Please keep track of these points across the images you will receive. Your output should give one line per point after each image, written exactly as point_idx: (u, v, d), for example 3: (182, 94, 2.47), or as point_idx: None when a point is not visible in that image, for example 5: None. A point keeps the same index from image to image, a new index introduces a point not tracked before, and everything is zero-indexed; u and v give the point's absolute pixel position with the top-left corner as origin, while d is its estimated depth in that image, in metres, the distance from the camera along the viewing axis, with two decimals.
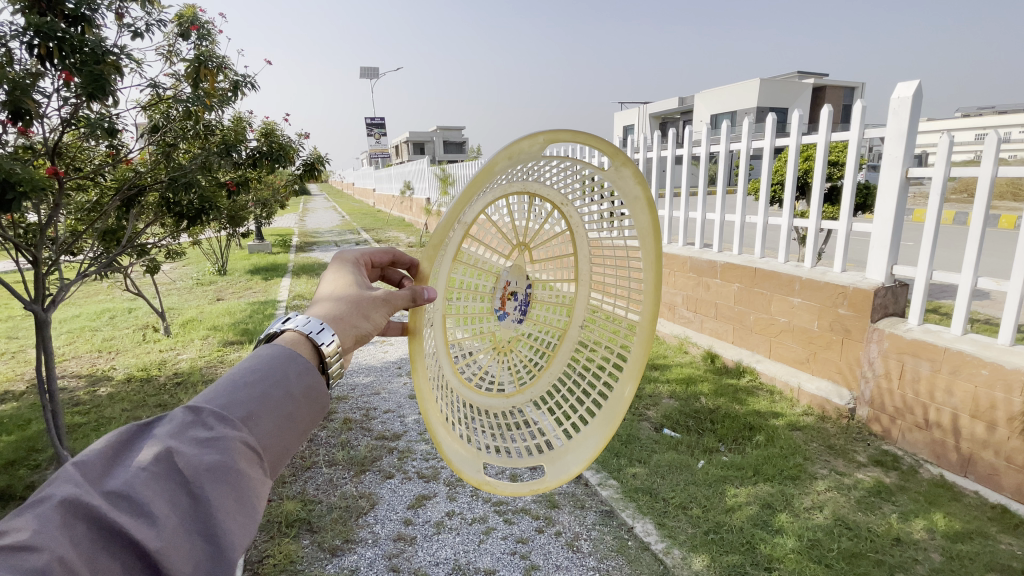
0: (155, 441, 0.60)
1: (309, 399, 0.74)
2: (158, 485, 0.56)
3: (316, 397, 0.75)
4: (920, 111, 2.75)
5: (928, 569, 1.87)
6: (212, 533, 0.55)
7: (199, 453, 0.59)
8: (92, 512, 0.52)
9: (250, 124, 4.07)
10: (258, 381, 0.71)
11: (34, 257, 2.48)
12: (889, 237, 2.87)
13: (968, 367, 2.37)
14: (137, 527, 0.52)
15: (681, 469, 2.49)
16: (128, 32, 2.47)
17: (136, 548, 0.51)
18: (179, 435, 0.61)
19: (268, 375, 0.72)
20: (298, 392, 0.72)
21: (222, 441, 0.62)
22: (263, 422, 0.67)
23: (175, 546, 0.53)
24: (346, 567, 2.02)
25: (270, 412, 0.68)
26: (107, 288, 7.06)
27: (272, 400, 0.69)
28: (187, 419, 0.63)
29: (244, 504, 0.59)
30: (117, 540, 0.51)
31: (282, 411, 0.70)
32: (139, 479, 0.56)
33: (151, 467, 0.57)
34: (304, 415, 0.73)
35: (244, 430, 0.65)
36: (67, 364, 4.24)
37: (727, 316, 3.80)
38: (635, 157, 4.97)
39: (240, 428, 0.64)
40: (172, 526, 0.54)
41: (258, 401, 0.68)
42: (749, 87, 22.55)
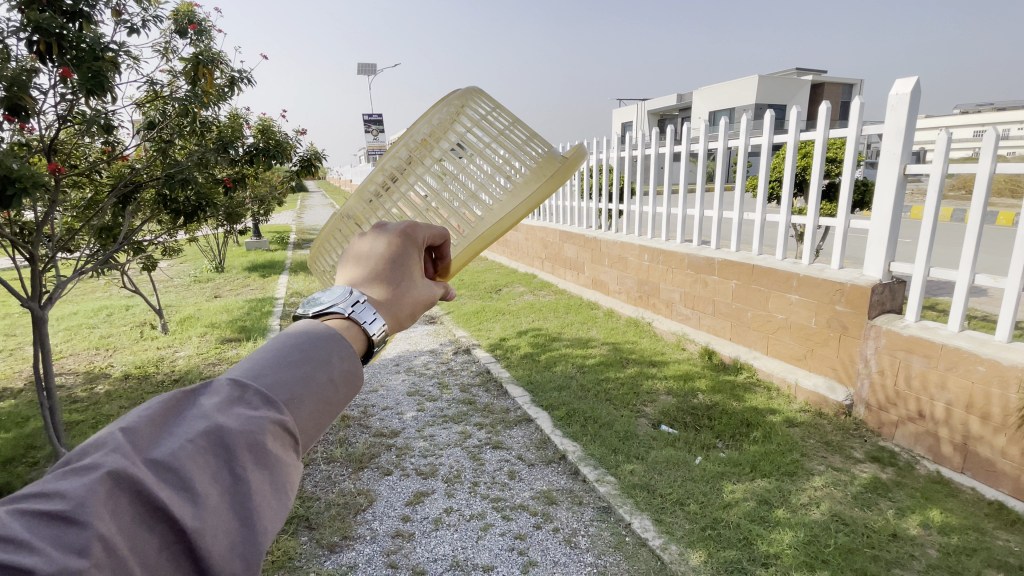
0: (203, 412, 0.53)
1: (352, 386, 0.61)
2: (203, 461, 0.49)
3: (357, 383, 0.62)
4: (919, 108, 2.74)
5: (924, 565, 1.88)
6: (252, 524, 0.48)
7: (247, 431, 0.51)
8: (135, 485, 0.45)
9: (247, 120, 4.05)
10: (306, 355, 0.60)
11: (30, 254, 2.48)
12: (887, 233, 2.87)
13: (965, 363, 2.38)
14: (178, 507, 0.45)
15: (678, 465, 2.50)
16: (124, 28, 2.45)
17: (174, 534, 0.44)
18: (224, 410, 0.53)
19: (319, 350, 0.61)
20: (342, 377, 0.60)
21: (268, 422, 0.53)
22: (311, 406, 0.57)
23: (215, 534, 0.46)
24: (345, 563, 2.03)
25: (318, 396, 0.58)
26: (104, 285, 7.04)
27: (316, 384, 0.57)
28: (233, 393, 0.55)
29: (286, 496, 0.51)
30: (155, 519, 0.45)
31: (326, 397, 0.58)
32: (184, 453, 0.49)
33: (196, 441, 0.50)
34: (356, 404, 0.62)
35: (292, 410, 0.55)
36: (65, 361, 4.24)
37: (724, 313, 3.80)
38: (633, 153, 4.96)
39: (289, 408, 0.55)
40: (213, 513, 0.47)
41: (305, 378, 0.58)
42: (747, 84, 22.53)
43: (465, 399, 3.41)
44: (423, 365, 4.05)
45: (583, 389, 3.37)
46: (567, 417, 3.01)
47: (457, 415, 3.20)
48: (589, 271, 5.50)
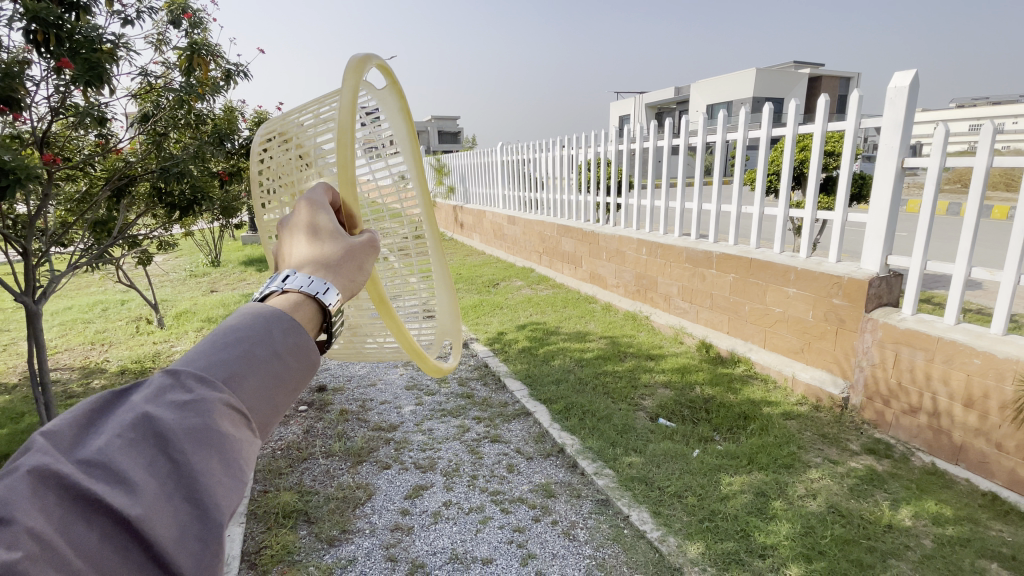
0: (131, 407, 0.53)
1: (306, 355, 0.63)
2: (135, 452, 0.50)
3: (313, 353, 0.64)
4: (918, 101, 2.74)
5: (919, 555, 1.90)
6: (199, 499, 0.49)
7: (179, 415, 0.52)
8: (63, 481, 0.46)
9: (243, 112, 4.01)
10: (237, 335, 0.60)
11: (23, 248, 2.46)
12: (884, 227, 2.88)
13: (961, 356, 2.40)
14: (113, 496, 0.46)
15: (676, 458, 2.51)
16: (118, 19, 2.42)
17: (113, 521, 0.45)
18: (156, 401, 0.53)
19: (253, 326, 0.62)
20: (291, 347, 0.62)
21: (200, 403, 0.53)
22: (250, 380, 0.57)
23: (157, 516, 0.46)
24: (344, 557, 2.03)
25: (257, 371, 0.58)
26: (99, 280, 6.99)
27: (259, 358, 0.59)
28: (165, 383, 0.55)
29: (233, 466, 0.52)
30: (93, 510, 0.45)
31: (272, 369, 0.59)
32: (113, 447, 0.49)
33: (126, 434, 0.51)
34: (304, 370, 0.63)
35: (227, 388, 0.56)
36: (60, 356, 4.21)
37: (722, 307, 3.81)
38: (631, 147, 4.94)
39: (224, 387, 0.56)
40: (152, 495, 0.47)
41: (239, 356, 0.58)
42: (744, 77, 22.46)
43: (464, 393, 3.41)
44: None
45: (581, 382, 3.37)
46: (566, 411, 3.02)
47: (456, 410, 3.20)
48: (587, 265, 5.50)
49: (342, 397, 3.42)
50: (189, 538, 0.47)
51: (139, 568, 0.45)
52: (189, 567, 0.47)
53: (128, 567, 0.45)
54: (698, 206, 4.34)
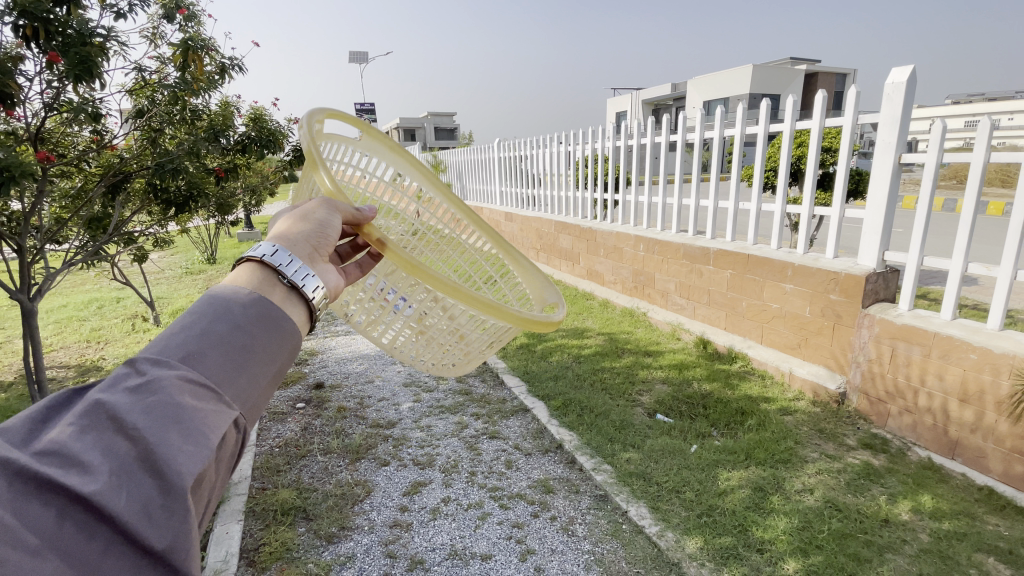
0: (87, 397, 0.57)
1: (262, 328, 0.67)
2: (91, 435, 0.53)
3: (269, 326, 0.68)
4: (915, 97, 2.75)
5: (915, 549, 1.91)
6: (158, 468, 0.52)
7: (134, 396, 0.56)
8: (13, 467, 0.48)
9: (238, 108, 3.97)
10: (195, 318, 0.65)
11: (18, 245, 2.43)
12: (881, 223, 2.89)
13: (957, 351, 2.41)
14: (69, 475, 0.49)
15: (674, 454, 2.51)
16: (111, 13, 2.39)
17: (70, 497, 0.48)
18: (112, 387, 0.57)
19: (213, 309, 0.66)
20: (244, 323, 0.66)
21: (155, 382, 0.57)
22: (206, 358, 0.61)
23: (114, 488, 0.49)
24: (343, 553, 2.03)
25: (214, 349, 0.62)
26: (94, 278, 6.94)
27: (214, 335, 0.63)
28: (123, 370, 0.59)
29: (192, 436, 0.55)
30: (47, 489, 0.48)
31: (229, 345, 0.63)
32: (67, 433, 0.52)
33: (80, 421, 0.54)
34: (266, 344, 0.67)
35: (184, 367, 0.59)
36: (55, 355, 4.18)
37: (719, 303, 3.81)
38: (629, 143, 4.93)
39: (180, 367, 0.59)
40: (109, 471, 0.50)
41: (195, 339, 0.63)
42: (741, 73, 22.46)
43: (462, 390, 3.41)
44: None
45: (579, 378, 3.38)
46: (564, 407, 3.02)
47: (454, 406, 3.20)
48: (584, 262, 5.50)
49: (340, 395, 3.41)
50: (152, 507, 0.50)
51: (101, 541, 0.48)
52: (153, 534, 0.50)
53: (90, 543, 0.47)
54: (695, 203, 4.34)
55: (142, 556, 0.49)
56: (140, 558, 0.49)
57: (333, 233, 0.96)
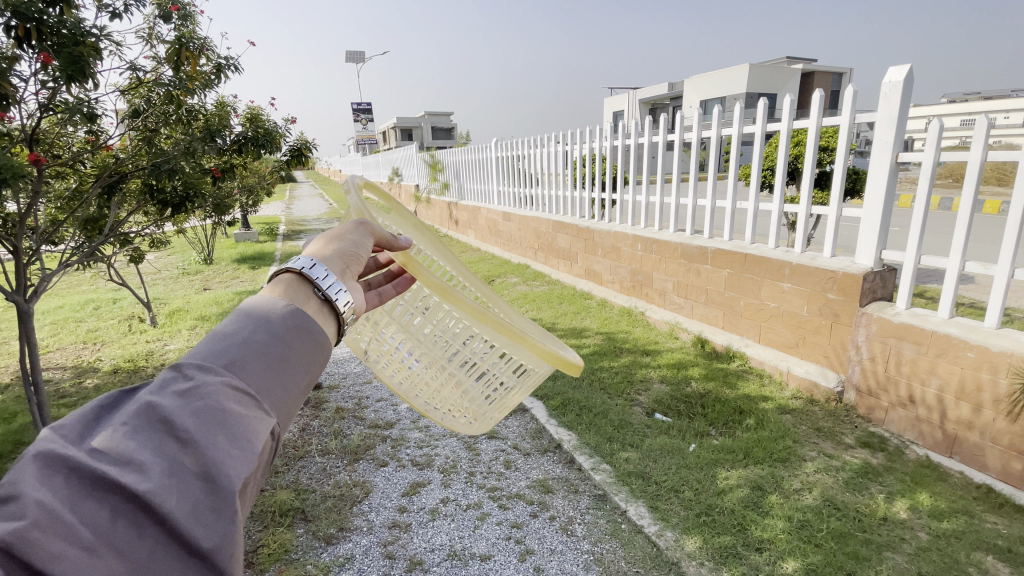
0: (136, 399, 0.56)
1: (301, 336, 0.67)
2: (142, 435, 0.52)
3: (308, 334, 0.68)
4: (912, 96, 2.75)
5: (914, 547, 1.92)
6: (207, 469, 0.51)
7: (183, 398, 0.55)
8: (69, 464, 0.49)
9: (234, 109, 3.96)
10: (238, 327, 0.65)
11: (13, 246, 2.42)
12: (878, 222, 2.90)
13: (954, 350, 2.42)
14: (122, 473, 0.48)
15: (672, 453, 2.52)
16: (106, 13, 2.38)
17: (123, 495, 0.47)
18: (160, 391, 0.56)
19: (254, 318, 0.66)
20: (284, 330, 0.66)
21: (203, 387, 0.56)
22: (250, 365, 0.61)
23: (166, 488, 0.49)
24: (341, 554, 2.03)
25: (257, 356, 0.62)
26: (90, 279, 6.91)
27: (256, 342, 0.63)
28: (170, 374, 0.59)
29: (238, 440, 0.54)
30: (100, 487, 0.48)
31: (271, 352, 0.63)
32: (119, 433, 0.52)
33: (131, 420, 0.53)
34: (305, 354, 0.67)
35: (229, 374, 0.59)
36: (52, 356, 4.17)
37: (717, 302, 3.82)
38: (626, 142, 4.93)
39: (224, 372, 0.59)
40: (161, 470, 0.50)
41: (239, 346, 0.62)
42: (738, 72, 22.47)
43: None
44: None
45: (578, 378, 3.38)
46: (562, 407, 3.02)
47: None
48: (582, 261, 5.50)
49: (338, 395, 3.41)
50: (200, 509, 0.49)
51: (151, 542, 0.47)
52: (201, 536, 0.48)
53: (141, 542, 0.46)
54: (693, 202, 4.34)
55: (190, 559, 0.48)
56: (188, 561, 0.48)
57: (364, 252, 0.92)
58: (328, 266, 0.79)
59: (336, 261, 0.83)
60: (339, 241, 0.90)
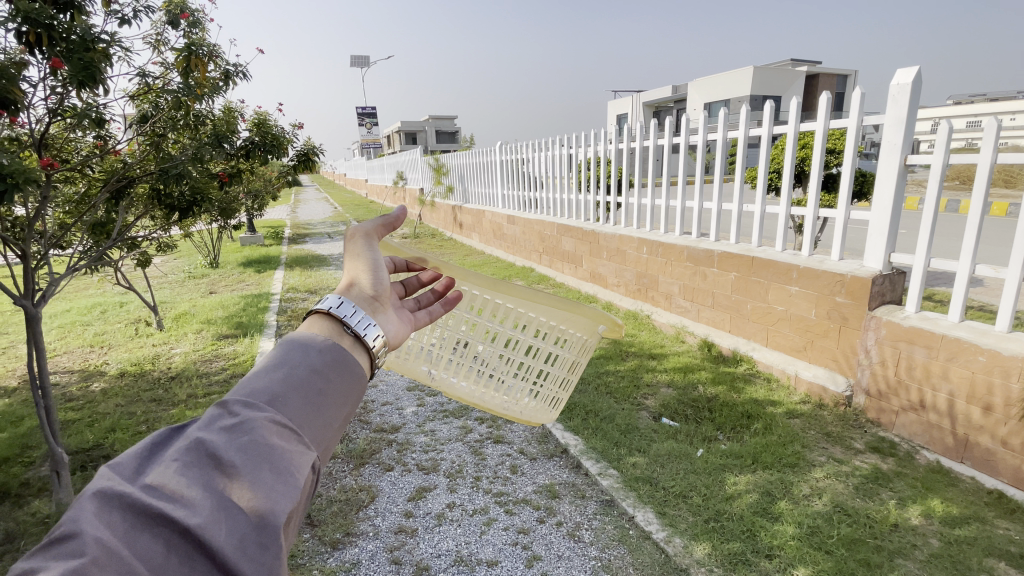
0: (186, 435, 0.60)
1: (337, 371, 0.70)
2: (192, 471, 0.55)
3: (343, 369, 0.71)
4: (920, 98, 2.73)
5: (926, 554, 1.89)
6: (254, 504, 0.54)
7: (231, 434, 0.59)
8: (125, 500, 0.51)
9: (242, 113, 3.97)
10: (279, 363, 0.68)
11: (22, 250, 2.42)
12: (887, 225, 2.87)
13: (965, 354, 2.39)
14: (175, 509, 0.51)
15: (680, 458, 2.50)
16: (116, 19, 2.39)
17: (175, 530, 0.50)
18: (208, 428, 0.60)
19: (293, 355, 0.70)
20: (322, 365, 0.69)
21: (248, 423, 0.60)
22: (292, 399, 0.64)
23: (216, 523, 0.51)
24: (348, 560, 2.02)
25: (298, 391, 0.65)
26: (97, 282, 6.96)
27: (297, 377, 0.67)
28: (216, 412, 0.62)
29: (282, 474, 0.57)
30: (154, 523, 0.50)
31: (310, 386, 0.67)
32: (171, 469, 0.55)
33: (182, 457, 0.56)
34: (341, 386, 0.70)
35: (272, 409, 0.62)
36: (59, 359, 4.19)
37: (723, 305, 3.80)
38: (631, 145, 4.92)
39: (268, 408, 0.62)
40: (210, 506, 0.52)
41: (280, 380, 0.66)
42: (743, 75, 22.43)
43: None
44: None
45: (583, 382, 3.36)
46: (568, 411, 3.01)
47: (458, 410, 3.19)
48: (587, 264, 5.48)
49: None
50: (247, 544, 0.51)
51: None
52: (249, 571, 0.50)
53: None
54: (699, 205, 4.33)
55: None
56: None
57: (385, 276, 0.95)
58: (354, 303, 0.84)
59: (362, 296, 0.88)
60: (357, 265, 0.93)
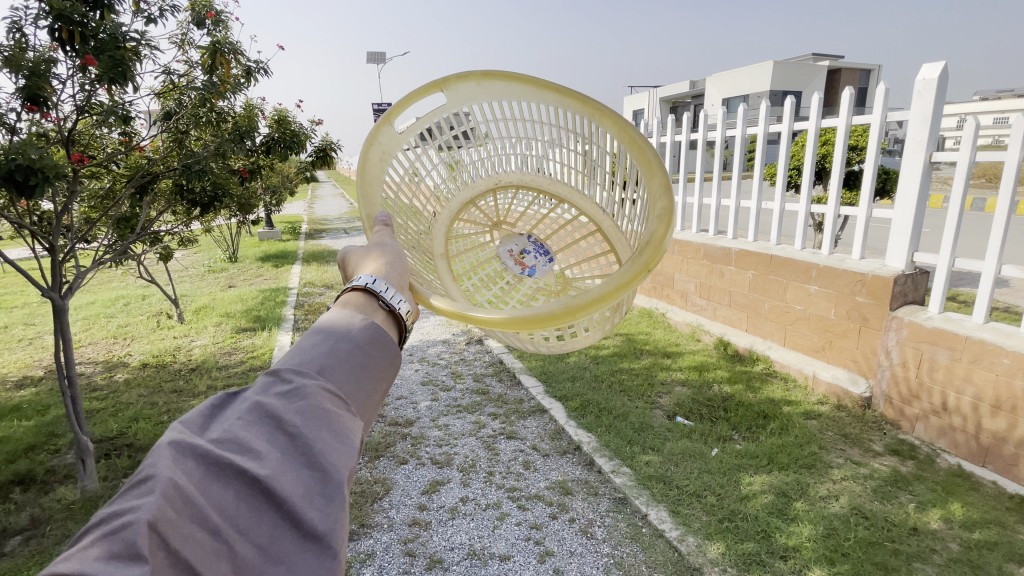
0: (245, 397, 0.56)
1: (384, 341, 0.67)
2: (257, 428, 0.52)
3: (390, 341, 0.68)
4: (948, 94, 2.66)
5: (945, 559, 1.86)
6: (320, 457, 0.50)
7: (292, 393, 0.55)
8: (197, 449, 0.47)
9: (262, 110, 4.02)
10: (331, 332, 0.65)
11: (50, 244, 2.48)
12: (911, 224, 2.81)
13: (989, 356, 2.34)
14: (244, 459, 0.48)
15: (694, 457, 2.48)
16: (142, 18, 2.44)
17: (246, 479, 0.46)
18: (266, 390, 0.56)
19: (337, 324, 0.66)
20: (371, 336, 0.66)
21: (307, 383, 0.56)
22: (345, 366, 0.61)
23: (284, 474, 0.48)
24: (362, 551, 2.05)
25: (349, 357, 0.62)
26: (121, 275, 7.14)
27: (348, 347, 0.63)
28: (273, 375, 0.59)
29: (339, 435, 0.53)
30: (227, 471, 0.46)
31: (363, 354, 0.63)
32: (237, 426, 0.51)
33: (246, 414, 0.53)
34: (389, 357, 0.66)
35: (329, 372, 0.59)
36: (84, 350, 4.31)
37: (741, 304, 3.76)
38: (647, 141, 4.86)
39: (324, 371, 0.59)
40: (277, 459, 0.49)
41: (335, 347, 0.62)
42: (760, 71, 22.08)
43: (479, 389, 3.41)
44: (437, 355, 4.06)
45: (597, 379, 3.36)
46: (582, 408, 3.01)
47: (472, 405, 3.21)
48: None
49: None
50: (313, 495, 0.48)
51: (270, 525, 0.45)
52: (315, 518, 0.46)
53: (261, 526, 0.45)
54: (716, 202, 4.25)
55: (307, 542, 0.45)
56: (306, 545, 0.45)
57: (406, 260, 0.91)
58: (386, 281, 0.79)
59: (395, 271, 0.84)
60: (366, 256, 0.89)
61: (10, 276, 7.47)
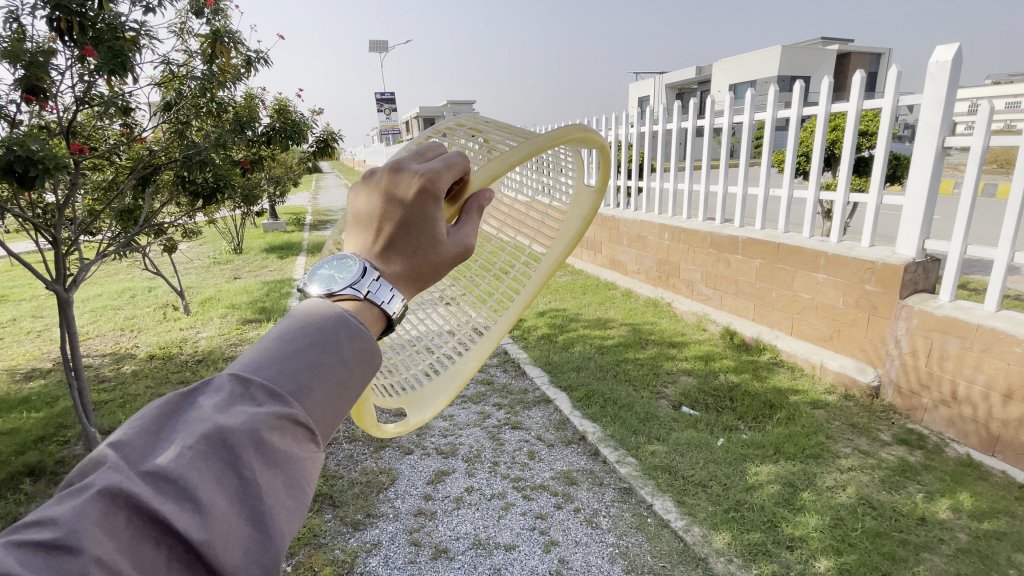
0: (199, 418, 0.53)
1: (364, 360, 0.63)
2: (204, 468, 0.49)
3: (370, 357, 0.64)
4: (961, 77, 2.59)
5: (954, 548, 1.84)
6: (264, 517, 0.49)
7: (244, 427, 0.51)
8: (133, 500, 0.46)
9: (263, 100, 3.98)
10: (309, 344, 0.60)
11: (53, 237, 2.47)
12: (922, 211, 2.76)
13: (1001, 345, 2.30)
14: (182, 517, 0.46)
15: (700, 447, 2.47)
16: (140, 7, 2.41)
17: (181, 541, 0.45)
18: (224, 412, 0.53)
19: (315, 332, 0.61)
20: (350, 355, 0.62)
21: (264, 418, 0.53)
22: (316, 392, 0.58)
23: (224, 538, 0.46)
24: (369, 540, 2.06)
25: (323, 383, 0.58)
26: (128, 268, 7.18)
27: (324, 367, 0.59)
28: (235, 391, 0.55)
29: (291, 488, 0.52)
30: (162, 531, 0.45)
31: (336, 379, 0.59)
32: (179, 464, 0.48)
33: (195, 445, 0.50)
34: (365, 381, 0.63)
35: (294, 402, 0.56)
36: (92, 342, 4.34)
37: (747, 293, 3.72)
38: (653, 129, 4.80)
39: (288, 401, 0.56)
40: (220, 515, 0.47)
41: (306, 368, 0.58)
42: (769, 55, 21.71)
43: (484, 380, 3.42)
44: None
45: (602, 369, 3.35)
46: (586, 398, 3.00)
47: (477, 396, 3.22)
48: (607, 250, 5.45)
49: None
50: (252, 560, 0.47)
51: None
52: None
53: None
54: (722, 189, 4.19)
55: None
56: None
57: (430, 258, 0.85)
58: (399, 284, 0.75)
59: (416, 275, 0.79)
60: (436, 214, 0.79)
61: (18, 268, 7.52)
